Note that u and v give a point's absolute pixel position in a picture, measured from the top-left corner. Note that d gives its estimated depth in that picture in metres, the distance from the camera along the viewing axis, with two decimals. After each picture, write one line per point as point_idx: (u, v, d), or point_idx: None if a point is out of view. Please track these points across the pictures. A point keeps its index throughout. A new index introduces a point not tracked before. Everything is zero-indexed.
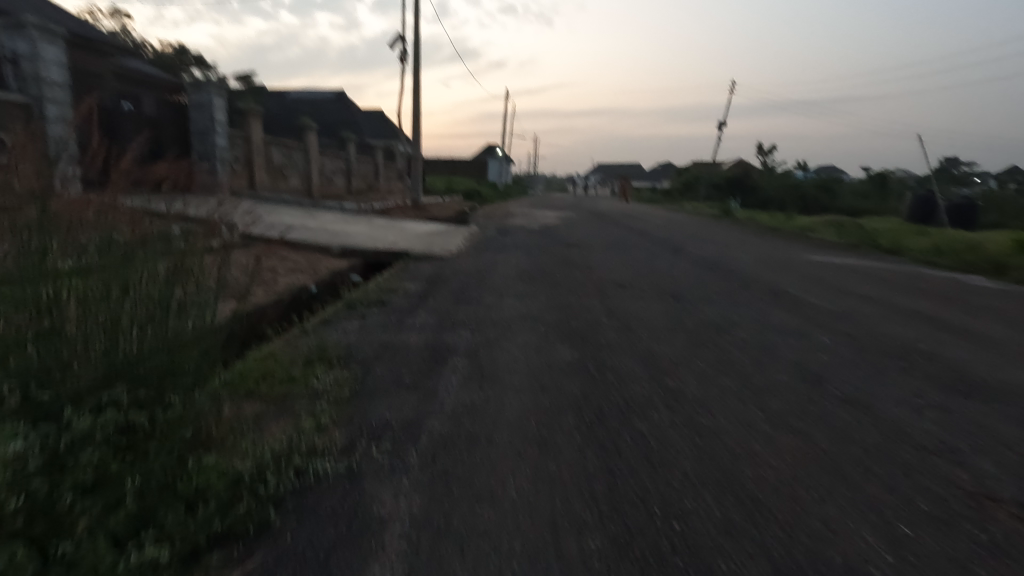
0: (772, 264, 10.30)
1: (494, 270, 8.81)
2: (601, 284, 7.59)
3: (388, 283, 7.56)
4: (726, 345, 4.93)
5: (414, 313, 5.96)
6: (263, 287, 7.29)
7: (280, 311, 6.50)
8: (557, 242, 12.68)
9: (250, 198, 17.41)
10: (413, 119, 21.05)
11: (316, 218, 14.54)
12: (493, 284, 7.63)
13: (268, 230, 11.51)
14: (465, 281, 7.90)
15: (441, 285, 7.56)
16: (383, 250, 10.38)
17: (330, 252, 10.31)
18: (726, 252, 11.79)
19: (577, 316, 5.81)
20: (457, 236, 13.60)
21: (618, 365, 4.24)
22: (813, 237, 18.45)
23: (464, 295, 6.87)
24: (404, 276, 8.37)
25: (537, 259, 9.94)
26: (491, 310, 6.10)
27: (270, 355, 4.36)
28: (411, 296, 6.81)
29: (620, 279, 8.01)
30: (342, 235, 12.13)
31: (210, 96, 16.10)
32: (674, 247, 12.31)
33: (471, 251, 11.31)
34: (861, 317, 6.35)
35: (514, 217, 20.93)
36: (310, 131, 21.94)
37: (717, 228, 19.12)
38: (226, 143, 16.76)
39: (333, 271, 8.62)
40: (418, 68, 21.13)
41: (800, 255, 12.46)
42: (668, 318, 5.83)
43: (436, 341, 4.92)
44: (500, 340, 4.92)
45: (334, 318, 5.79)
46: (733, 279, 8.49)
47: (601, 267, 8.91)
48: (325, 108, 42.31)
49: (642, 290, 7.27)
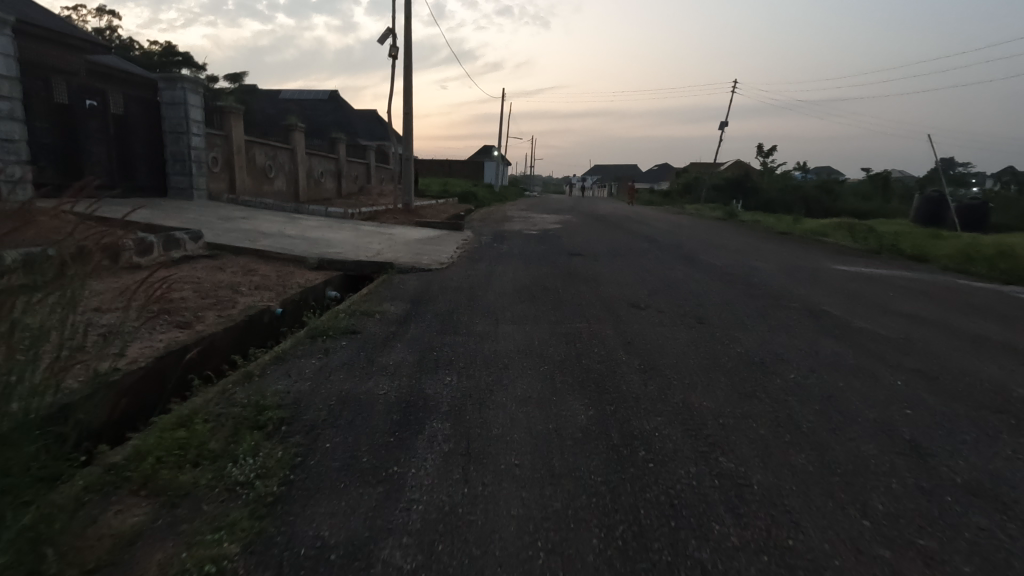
0: (799, 277, 9.24)
1: (489, 286, 7.76)
2: (612, 304, 6.55)
3: (364, 304, 6.51)
4: (780, 396, 3.89)
5: (390, 347, 4.92)
6: (218, 309, 6.25)
7: (234, 342, 5.48)
8: (559, 250, 11.63)
9: (230, 202, 16.35)
10: (404, 118, 20.03)
11: (297, 224, 13.47)
12: (487, 304, 6.60)
13: (240, 239, 10.44)
14: (455, 300, 6.87)
15: (427, 306, 6.52)
16: (366, 261, 9.34)
17: (306, 264, 9.26)
18: (743, 262, 10.78)
19: (586, 350, 4.77)
20: (450, 243, 12.57)
21: (650, 434, 3.21)
22: (827, 241, 17.46)
23: (454, 319, 5.84)
24: (386, 294, 7.34)
25: (537, 272, 8.91)
26: (484, 341, 5.05)
27: (188, 421, 3.30)
28: (390, 322, 5.75)
29: (633, 297, 6.99)
30: (322, 243, 11.08)
31: (184, 93, 15.07)
32: (686, 256, 11.25)
33: (464, 261, 10.29)
34: (925, 346, 5.34)
35: (510, 221, 19.87)
36: (296, 131, 20.89)
37: (725, 232, 18.11)
38: (203, 144, 15.72)
39: (305, 289, 7.57)
40: (409, 65, 20.15)
41: (823, 264, 11.42)
42: (698, 352, 4.80)
43: (414, 390, 3.87)
44: (495, 389, 3.88)
45: (290, 355, 4.73)
46: (760, 296, 7.47)
47: (610, 282, 7.87)
48: (318, 109, 41.22)
49: (661, 313, 6.22)
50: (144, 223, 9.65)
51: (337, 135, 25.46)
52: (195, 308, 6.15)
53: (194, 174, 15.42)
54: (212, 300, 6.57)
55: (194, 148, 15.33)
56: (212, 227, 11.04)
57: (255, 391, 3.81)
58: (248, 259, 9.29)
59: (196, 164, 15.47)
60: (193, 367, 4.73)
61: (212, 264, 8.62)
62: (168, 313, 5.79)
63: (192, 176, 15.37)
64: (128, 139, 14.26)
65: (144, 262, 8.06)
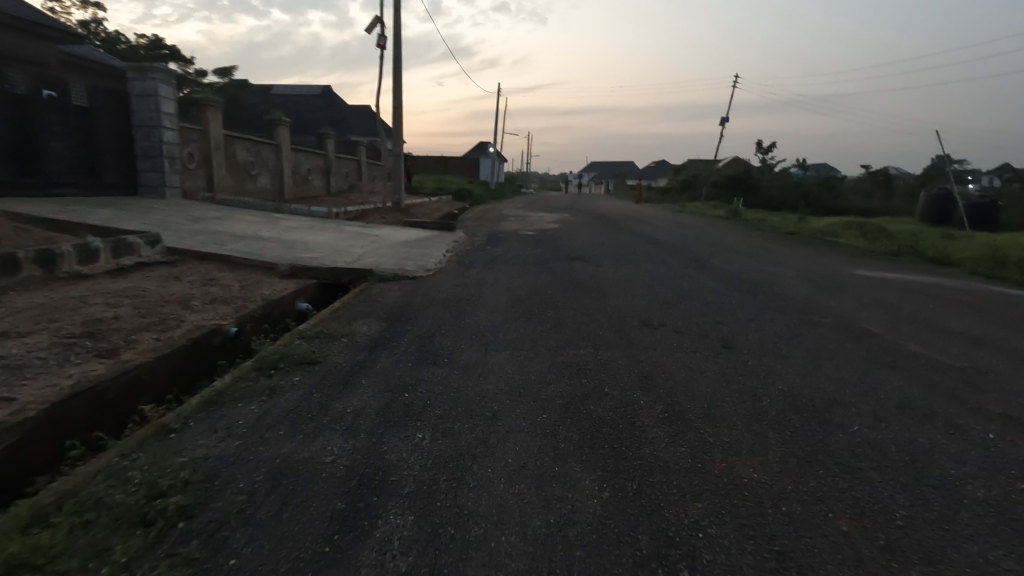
0: (824, 286, 8.33)
1: (480, 299, 6.82)
2: (621, 323, 5.64)
3: (332, 323, 5.59)
4: (849, 460, 2.98)
5: (353, 384, 3.99)
6: (159, 329, 5.34)
7: (170, 373, 4.58)
8: (557, 253, 10.71)
9: (207, 201, 15.37)
10: (394, 112, 19.05)
11: (275, 225, 12.50)
12: (476, 322, 5.69)
13: (207, 242, 9.51)
14: (439, 316, 5.94)
15: (405, 325, 5.58)
16: (343, 268, 8.39)
17: (276, 272, 8.32)
18: (760, 267, 9.90)
19: (594, 390, 3.85)
20: (440, 246, 11.62)
21: (692, 536, 2.30)
22: (839, 242, 16.60)
23: (434, 345, 4.90)
24: (361, 308, 6.40)
25: (534, 281, 7.99)
26: (469, 376, 4.14)
27: (47, 515, 2.38)
28: (359, 347, 4.83)
29: (643, 313, 6.10)
30: (299, 247, 10.13)
31: (155, 83, 14.04)
32: (696, 261, 10.34)
33: (454, 267, 9.36)
34: (998, 378, 4.46)
35: (504, 221, 18.93)
36: (281, 126, 19.90)
37: (733, 232, 17.24)
38: (177, 138, 14.73)
39: (269, 303, 6.66)
40: (399, 55, 19.14)
41: (843, 268, 10.54)
42: (733, 392, 3.89)
43: (371, 456, 2.94)
44: (478, 456, 2.96)
45: (227, 396, 3.79)
46: (786, 310, 6.59)
47: (615, 294, 6.97)
48: (309, 105, 40.03)
49: (679, 335, 5.31)
50: (96, 225, 8.69)
51: (325, 130, 24.40)
52: (130, 329, 5.22)
53: (166, 171, 14.43)
54: (155, 318, 5.65)
55: (166, 143, 14.32)
56: (177, 229, 10.09)
57: (159, 460, 2.87)
58: (211, 266, 8.34)
59: (168, 160, 14.47)
60: (106, 411, 3.86)
61: (168, 273, 7.68)
62: (93, 338, 4.86)
63: (164, 173, 14.38)
64: (94, 132, 13.24)
65: (87, 271, 7.12)
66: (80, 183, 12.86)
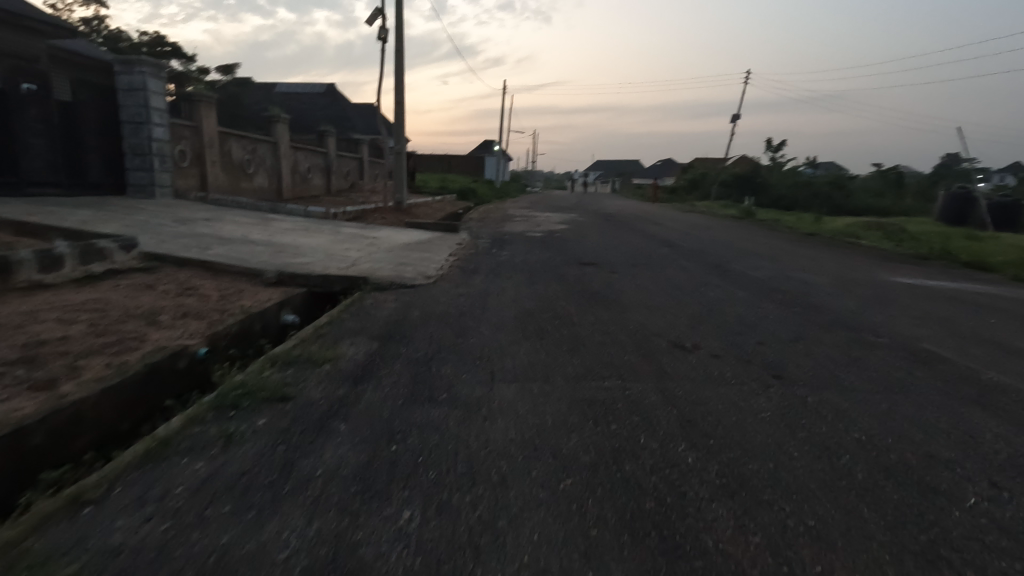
0: (866, 296, 7.54)
1: (485, 312, 6.08)
2: (649, 345, 4.89)
3: (313, 343, 4.85)
4: (981, 559, 2.24)
5: (329, 431, 3.25)
6: (113, 351, 4.61)
7: (116, 409, 3.85)
8: (567, 258, 9.96)
9: (199, 202, 14.68)
10: (396, 108, 18.35)
11: (268, 227, 11.79)
12: (481, 342, 4.95)
13: (190, 246, 8.80)
14: (439, 335, 5.21)
15: (398, 347, 4.83)
16: (335, 276, 7.67)
17: (261, 280, 7.59)
18: (787, 273, 9.13)
19: (628, 441, 3.11)
20: (441, 249, 10.90)
21: None
22: (861, 244, 15.80)
23: (431, 375, 4.15)
24: (350, 324, 5.66)
25: (544, 290, 7.26)
26: (473, 419, 3.40)
27: None
28: (342, 377, 4.09)
29: (672, 331, 5.35)
30: (290, 251, 9.41)
31: (143, 77, 13.38)
32: (719, 266, 9.55)
33: (456, 273, 8.64)
34: None
35: (510, 221, 18.19)
36: (278, 123, 19.23)
37: (748, 233, 16.46)
38: (168, 135, 14.05)
39: (248, 317, 5.95)
40: (400, 49, 18.41)
41: (877, 274, 9.75)
42: (801, 444, 3.13)
43: (343, 551, 2.20)
44: (484, 550, 2.22)
45: (171, 448, 3.05)
46: (832, 327, 5.83)
47: (636, 308, 6.22)
48: (311, 103, 39.34)
49: (716, 361, 4.54)
50: (68, 228, 7.99)
51: (326, 128, 23.71)
52: (79, 352, 4.50)
53: (155, 169, 13.75)
54: (113, 337, 4.92)
55: (155, 140, 13.63)
56: (159, 232, 9.38)
57: (55, 560, 2.15)
58: (191, 273, 7.61)
59: (158, 158, 13.79)
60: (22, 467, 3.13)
61: (141, 281, 6.97)
62: (30, 366, 4.14)
63: (153, 172, 13.69)
64: (77, 128, 12.58)
65: (50, 280, 6.42)
66: (62, 182, 12.19)
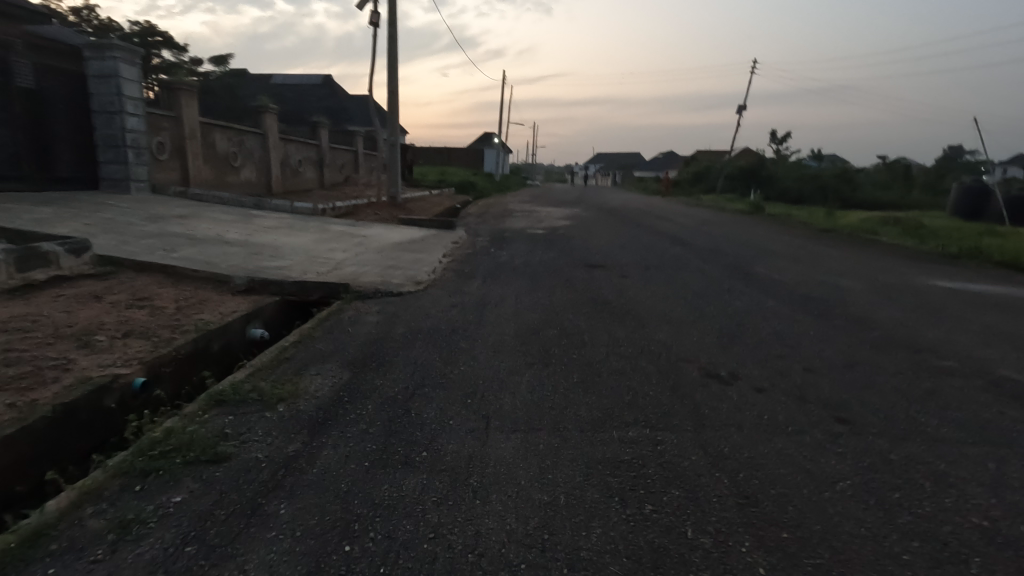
0: (912, 306, 6.65)
1: (480, 329, 5.22)
2: (677, 375, 4.05)
3: (270, 375, 4.00)
4: None
5: (264, 516, 2.42)
6: (24, 386, 3.78)
7: (5, 470, 3.03)
8: (572, 259, 9.12)
9: (179, 197, 13.79)
10: (389, 97, 17.42)
11: (248, 226, 10.91)
12: (475, 371, 4.11)
13: (156, 247, 7.95)
14: (426, 359, 4.38)
15: (372, 379, 3.98)
16: (313, 283, 6.81)
17: (228, 288, 6.74)
18: (815, 277, 8.29)
19: (670, 536, 2.27)
20: (435, 249, 10.04)
21: None
22: (880, 241, 14.94)
23: (409, 422, 3.30)
24: (321, 345, 4.80)
25: (549, 299, 6.42)
26: (461, 495, 2.56)
27: None
28: (298, 424, 3.27)
29: (701, 355, 4.50)
30: (267, 252, 8.55)
31: (115, 63, 12.45)
32: (739, 270, 8.67)
33: (450, 277, 7.79)
34: None
35: (510, 217, 17.31)
36: (267, 113, 18.31)
37: (761, 230, 15.60)
38: (144, 126, 13.14)
39: (205, 334, 5.11)
40: (394, 34, 17.44)
41: (914, 277, 8.84)
42: (907, 540, 2.28)
43: None
44: None
45: (41, 547, 2.22)
46: (886, 347, 4.98)
47: (655, 323, 5.39)
48: (308, 95, 38.28)
49: (762, 399, 3.69)
50: (14, 229, 7.14)
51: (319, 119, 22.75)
52: None
53: (130, 163, 12.87)
54: (27, 367, 4.07)
55: (129, 131, 12.73)
56: (124, 232, 8.54)
57: None
58: (149, 280, 6.76)
59: (133, 150, 12.89)
60: None
61: (88, 290, 6.12)
62: None
63: (128, 165, 12.81)
64: (43, 118, 11.70)
65: None
66: (26, 176, 11.34)
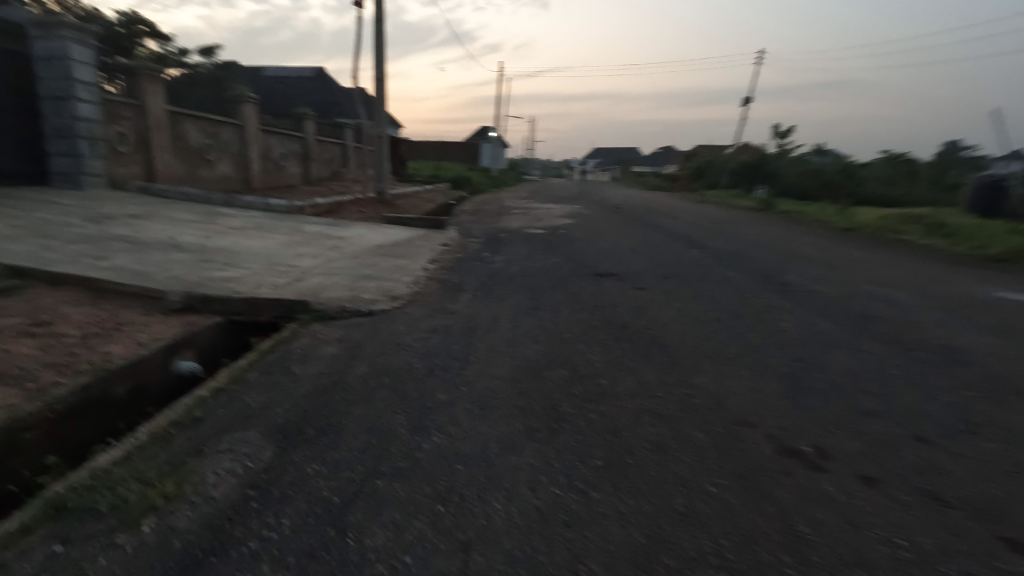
0: (996, 329, 5.44)
1: (465, 368, 3.98)
2: (743, 455, 2.83)
3: (158, 455, 2.78)
4: None
5: None
6: None
7: None
8: (577, 266, 7.91)
9: (141, 193, 12.47)
10: (376, 86, 16.15)
11: (210, 226, 9.64)
12: (454, 446, 2.89)
13: (86, 255, 6.69)
14: (389, 423, 3.17)
15: (303, 461, 2.76)
16: (264, 300, 5.58)
17: (160, 306, 5.49)
18: (862, 288, 7.12)
19: None
20: (420, 254, 8.83)
21: None
22: (906, 240, 13.81)
23: (343, 558, 2.09)
24: (250, 396, 3.58)
25: (553, 320, 5.22)
26: None
27: None
28: (167, 566, 2.06)
29: (766, 414, 3.28)
30: (220, 259, 7.27)
31: (63, 43, 11.16)
32: (770, 278, 7.48)
33: (435, 290, 6.57)
34: None
35: (506, 214, 16.11)
36: (245, 103, 17.00)
37: (777, 229, 14.44)
38: (99, 114, 11.83)
39: (103, 378, 3.86)
40: (380, 18, 16.14)
41: (973, 287, 7.62)
42: None
43: None
44: None
45: None
46: (1000, 394, 3.80)
47: (692, 359, 4.18)
48: (299, 87, 36.80)
49: (880, 501, 2.48)
50: None
51: (304, 110, 21.41)
52: None
53: (84, 155, 11.55)
54: None
55: (82, 119, 11.41)
56: (53, 236, 7.27)
57: None
58: (60, 297, 5.47)
59: (86, 140, 11.56)
60: None
61: None
62: None
63: (81, 157, 11.48)
64: None
65: None
66: None
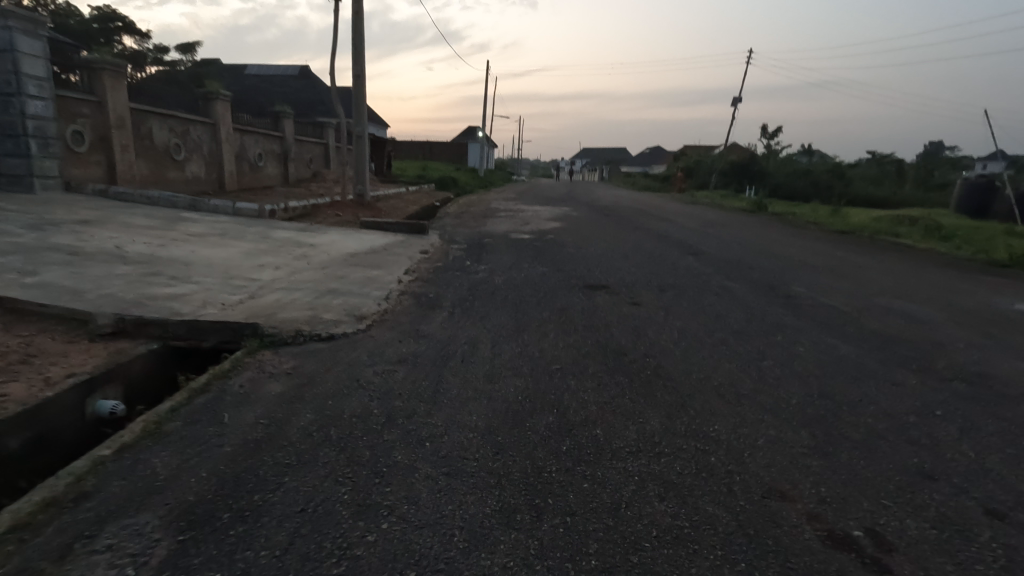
0: None
1: (433, 415, 3.31)
2: (780, 546, 2.20)
3: (5, 564, 2.09)
4: None
5: None
6: None
7: None
8: (566, 277, 7.25)
9: (99, 196, 11.62)
10: (356, 82, 15.39)
11: (168, 232, 8.86)
12: (409, 538, 2.23)
13: (12, 269, 5.90)
14: (328, 498, 2.50)
15: (203, 567, 2.07)
16: (208, 322, 4.87)
17: (86, 331, 4.76)
18: (873, 300, 6.56)
19: None
20: (395, 263, 8.12)
21: None
22: (905, 244, 13.34)
23: None
24: (161, 457, 2.87)
25: (538, 345, 4.57)
26: None
27: None
28: None
29: (802, 479, 2.65)
30: (170, 272, 6.52)
31: (10, 34, 10.30)
32: (775, 290, 6.89)
33: (407, 307, 5.90)
34: None
35: (492, 217, 15.43)
36: (217, 100, 16.13)
37: (772, 232, 13.93)
38: (51, 111, 10.98)
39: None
40: (359, 11, 15.38)
41: (990, 299, 7.09)
42: None
43: None
44: None
45: None
46: None
47: (702, 398, 3.54)
48: (281, 85, 35.79)
49: None
50: None
51: (283, 108, 20.56)
52: None
53: (35, 155, 10.68)
54: None
55: (31, 117, 10.56)
56: None
57: None
58: None
59: (37, 139, 10.70)
60: None
61: None
62: None
63: (31, 158, 10.62)
64: None
65: None
66: None
